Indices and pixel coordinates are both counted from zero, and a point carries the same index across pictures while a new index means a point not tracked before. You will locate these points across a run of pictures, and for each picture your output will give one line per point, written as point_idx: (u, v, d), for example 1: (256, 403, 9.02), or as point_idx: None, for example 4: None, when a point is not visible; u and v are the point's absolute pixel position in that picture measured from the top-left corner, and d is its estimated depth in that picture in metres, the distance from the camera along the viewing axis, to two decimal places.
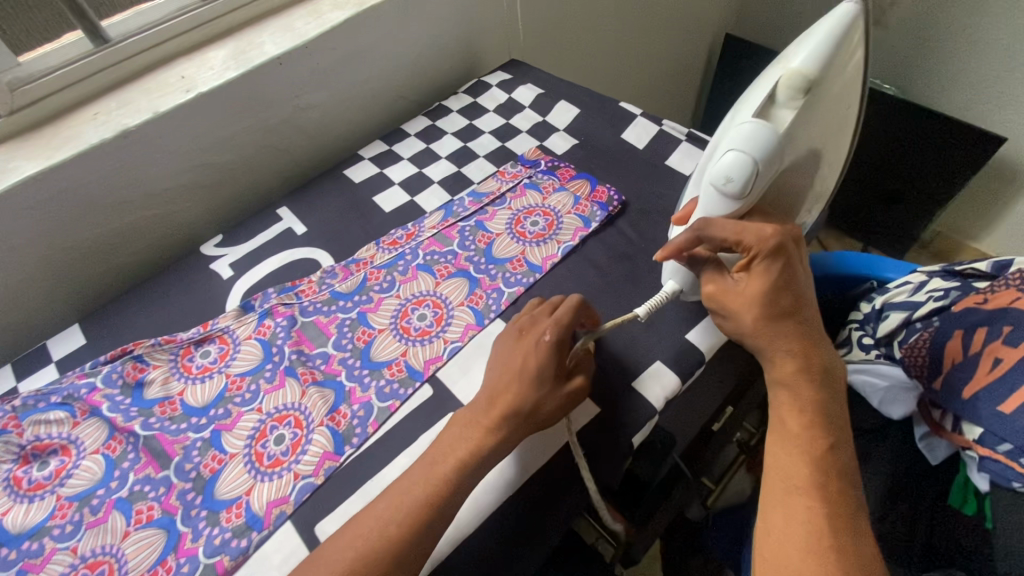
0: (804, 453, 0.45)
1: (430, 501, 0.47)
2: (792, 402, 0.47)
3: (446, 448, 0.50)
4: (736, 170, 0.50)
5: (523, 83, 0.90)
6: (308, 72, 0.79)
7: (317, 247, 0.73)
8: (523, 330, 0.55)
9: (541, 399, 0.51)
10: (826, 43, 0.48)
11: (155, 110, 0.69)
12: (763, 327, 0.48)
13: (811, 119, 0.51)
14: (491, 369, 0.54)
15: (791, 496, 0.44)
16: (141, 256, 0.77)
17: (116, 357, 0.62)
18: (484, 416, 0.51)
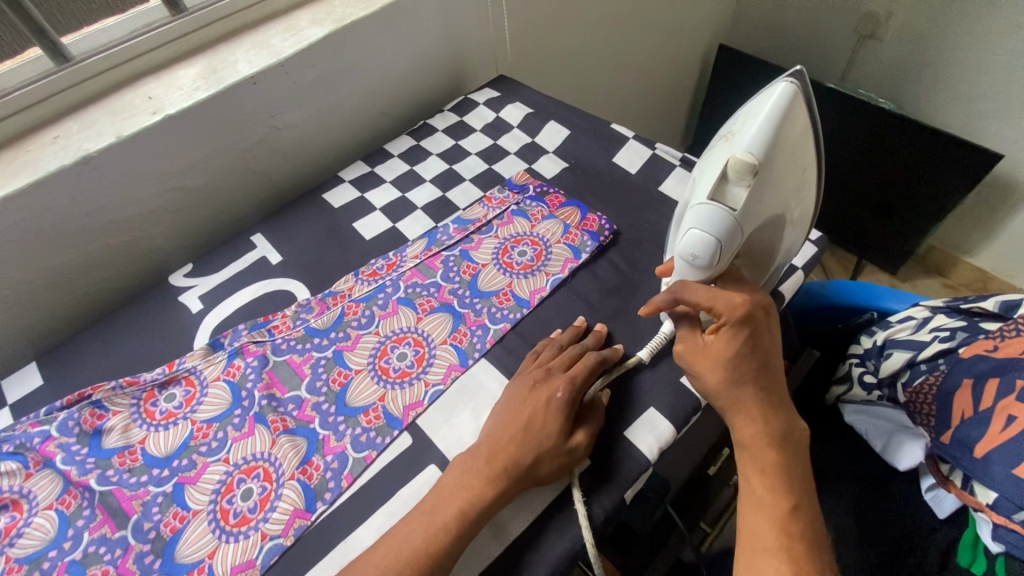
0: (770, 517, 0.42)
1: (430, 552, 0.45)
2: (754, 466, 0.44)
3: (445, 495, 0.48)
4: (702, 250, 0.43)
5: (511, 101, 0.87)
6: (284, 92, 0.75)
7: (293, 278, 0.69)
8: (534, 381, 0.54)
9: (542, 455, 0.49)
10: (770, 121, 0.40)
11: (119, 134, 0.65)
12: (726, 389, 0.46)
13: (773, 188, 0.42)
14: (497, 417, 0.52)
15: (758, 558, 0.40)
16: (107, 285, 0.73)
17: (73, 402, 0.58)
18: (484, 466, 0.49)
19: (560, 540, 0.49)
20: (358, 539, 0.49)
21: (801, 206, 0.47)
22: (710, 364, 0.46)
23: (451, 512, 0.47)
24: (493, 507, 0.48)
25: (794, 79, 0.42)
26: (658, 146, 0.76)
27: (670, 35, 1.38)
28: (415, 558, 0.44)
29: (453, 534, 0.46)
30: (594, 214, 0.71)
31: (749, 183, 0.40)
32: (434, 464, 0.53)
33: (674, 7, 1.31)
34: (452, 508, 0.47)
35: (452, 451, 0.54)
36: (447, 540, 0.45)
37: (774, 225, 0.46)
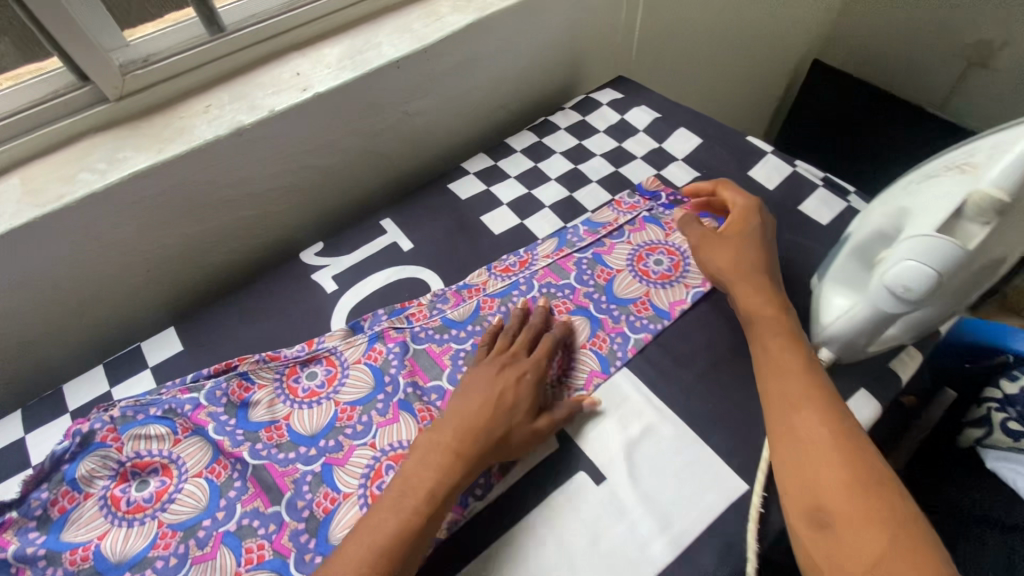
0: (818, 441, 0.45)
1: (405, 533, 0.45)
2: (778, 364, 0.51)
3: (411, 477, 0.48)
4: (918, 281, 0.42)
5: (637, 105, 0.85)
6: (422, 78, 0.75)
7: (423, 266, 0.70)
8: (505, 361, 0.55)
9: (510, 428, 0.51)
10: None
11: (271, 109, 0.65)
12: (739, 263, 0.59)
13: (1007, 231, 0.41)
14: (465, 391, 0.53)
15: (791, 416, 0.48)
16: (235, 257, 0.74)
17: (220, 372, 0.59)
18: (453, 441, 0.50)
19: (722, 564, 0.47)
20: (512, 541, 0.49)
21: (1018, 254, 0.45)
22: (731, 247, 0.60)
23: (420, 494, 0.47)
24: (463, 480, 0.49)
25: None
26: (797, 164, 0.74)
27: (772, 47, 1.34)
28: (407, 522, 0.45)
29: (426, 517, 0.46)
30: None
31: (991, 223, 0.40)
32: (583, 472, 0.53)
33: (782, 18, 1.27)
34: (425, 476, 0.48)
35: (600, 460, 0.53)
36: (424, 506, 0.46)
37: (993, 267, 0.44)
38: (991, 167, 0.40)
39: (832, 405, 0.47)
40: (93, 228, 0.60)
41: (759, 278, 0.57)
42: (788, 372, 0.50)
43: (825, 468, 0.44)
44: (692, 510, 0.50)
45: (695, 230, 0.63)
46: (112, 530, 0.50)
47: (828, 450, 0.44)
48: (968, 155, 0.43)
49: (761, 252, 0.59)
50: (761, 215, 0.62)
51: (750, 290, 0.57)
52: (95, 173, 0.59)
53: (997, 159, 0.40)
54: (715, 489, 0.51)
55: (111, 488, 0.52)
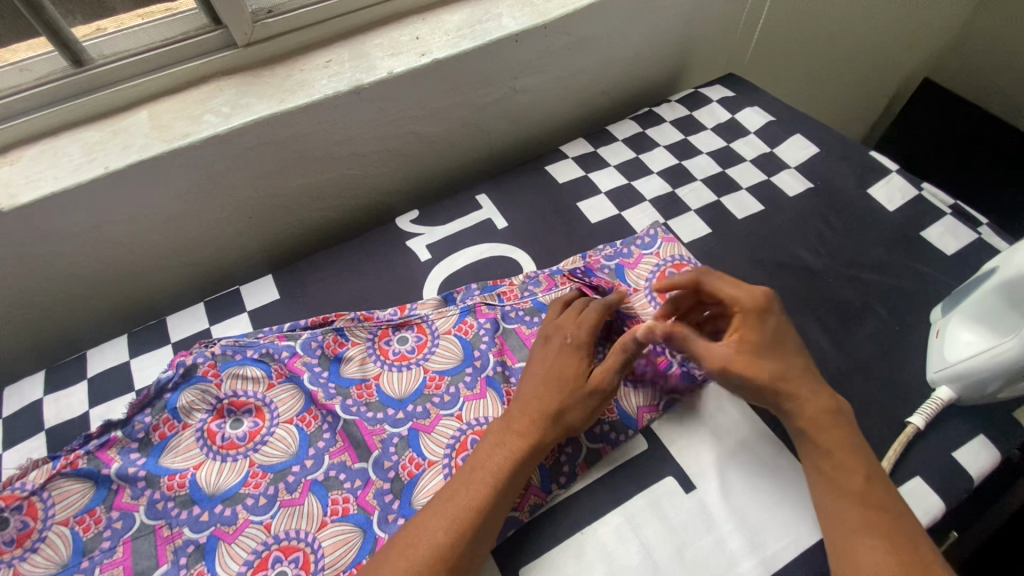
0: (870, 529, 0.43)
1: (478, 507, 0.44)
2: (832, 455, 0.46)
3: (480, 455, 0.48)
4: None
5: (749, 106, 0.82)
6: (536, 55, 0.73)
7: (517, 247, 0.69)
8: (546, 336, 0.54)
9: (566, 400, 0.50)
10: None
11: (390, 70, 0.65)
12: (780, 381, 0.48)
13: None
14: (524, 374, 0.53)
15: (838, 496, 0.45)
16: (331, 214, 0.74)
17: (317, 325, 0.60)
18: (515, 423, 0.49)
19: None
20: (596, 534, 0.48)
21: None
22: (772, 365, 0.49)
23: (491, 469, 0.46)
24: (532, 463, 0.48)
25: None
26: (924, 188, 0.69)
27: (886, 60, 1.25)
28: (457, 529, 0.43)
29: (495, 493, 0.45)
30: (845, 249, 0.65)
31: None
32: (671, 477, 0.51)
33: (903, 31, 1.19)
34: (490, 466, 0.47)
35: (689, 468, 0.51)
36: (493, 493, 0.45)
37: None
38: None
39: (886, 495, 0.44)
40: (211, 168, 0.61)
41: (804, 384, 0.49)
42: (842, 460, 0.46)
43: (879, 558, 0.41)
44: (785, 533, 0.48)
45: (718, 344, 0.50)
46: (207, 462, 0.52)
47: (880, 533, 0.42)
48: None
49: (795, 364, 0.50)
50: (762, 319, 0.50)
51: (797, 399, 0.48)
52: (219, 116, 0.60)
53: None
54: (811, 514, 0.48)
55: (208, 422, 0.54)
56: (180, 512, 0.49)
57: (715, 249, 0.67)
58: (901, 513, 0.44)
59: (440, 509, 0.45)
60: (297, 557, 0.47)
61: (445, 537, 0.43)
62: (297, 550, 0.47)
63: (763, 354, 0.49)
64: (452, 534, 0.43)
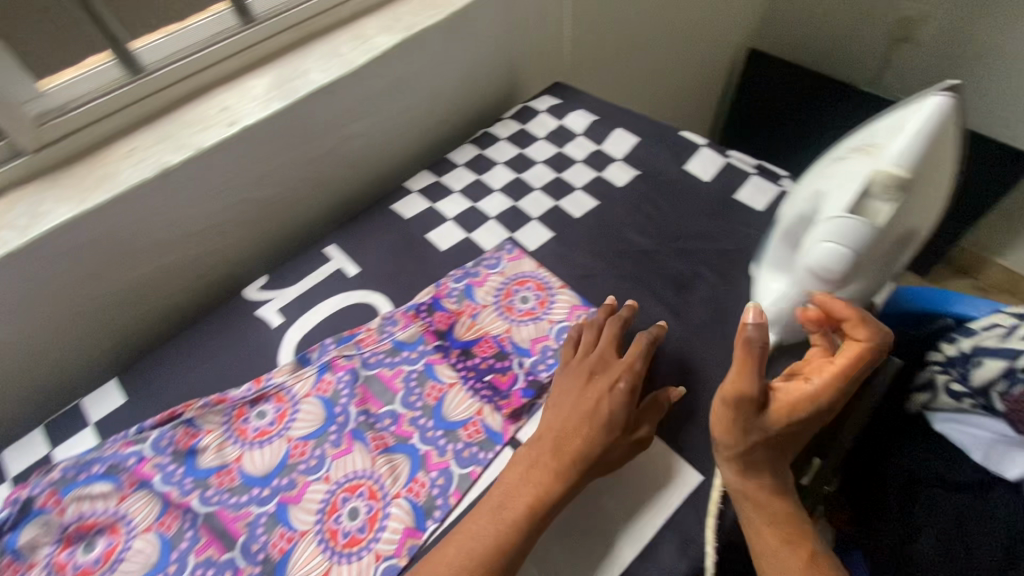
0: (783, 555, 0.45)
1: (501, 548, 0.45)
2: (766, 504, 0.46)
3: (506, 493, 0.48)
4: (835, 263, 0.44)
5: (574, 109, 0.86)
6: (354, 101, 0.75)
7: (371, 289, 0.68)
8: (591, 372, 0.54)
9: (610, 444, 0.50)
10: (919, 137, 0.41)
11: (198, 146, 0.64)
12: (753, 454, 0.46)
13: (914, 204, 0.43)
14: (555, 410, 0.52)
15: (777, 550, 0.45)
16: (176, 299, 0.72)
17: (164, 421, 0.57)
18: (549, 459, 0.49)
19: (680, 557, 0.48)
20: None
21: (932, 218, 0.47)
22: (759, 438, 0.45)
23: (519, 509, 0.47)
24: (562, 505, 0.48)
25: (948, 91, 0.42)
26: (730, 154, 0.76)
27: (711, 40, 1.36)
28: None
29: (522, 533, 0.46)
30: (672, 226, 0.70)
31: (895, 198, 0.41)
32: None
33: (717, 12, 1.30)
34: (519, 505, 0.47)
35: None
36: (517, 537, 0.46)
37: (904, 240, 0.46)
38: (891, 151, 0.41)
39: (795, 518, 0.46)
40: (20, 284, 0.58)
41: (773, 453, 0.46)
42: (771, 508, 0.46)
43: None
44: (650, 507, 0.50)
45: (736, 416, 0.45)
46: None
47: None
48: (872, 139, 0.45)
49: (784, 441, 0.46)
50: (807, 393, 0.45)
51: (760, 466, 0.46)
52: (15, 230, 0.57)
53: (896, 143, 0.41)
54: (671, 481, 0.52)
55: (55, 555, 0.50)
56: None
57: (560, 250, 0.70)
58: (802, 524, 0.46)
59: (462, 545, 0.45)
60: None
61: None
62: None
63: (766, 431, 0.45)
64: None
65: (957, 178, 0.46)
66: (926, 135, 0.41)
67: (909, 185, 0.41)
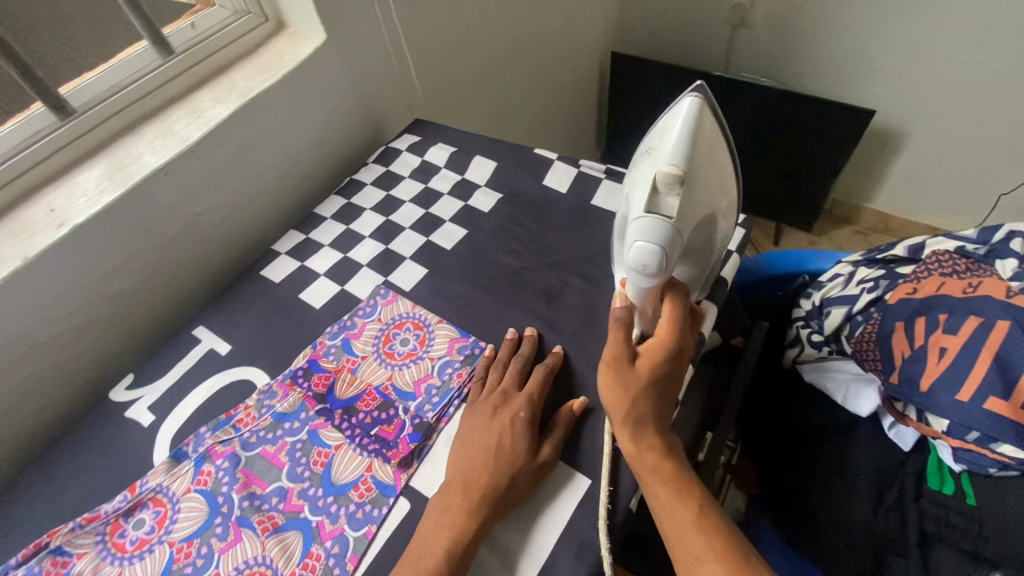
0: (678, 509, 0.45)
1: None
2: (655, 461, 0.47)
3: (428, 539, 0.48)
4: (650, 258, 0.48)
5: (434, 144, 0.88)
6: (199, 176, 0.73)
7: (248, 364, 0.66)
8: (495, 408, 0.56)
9: (516, 473, 0.51)
10: (682, 136, 0.48)
11: (25, 255, 0.60)
12: (636, 411, 0.48)
13: (696, 194, 0.49)
14: (464, 448, 0.53)
15: (672, 505, 0.45)
16: (36, 419, 0.67)
17: (29, 556, 0.53)
18: (461, 498, 0.50)
19: (579, 565, 0.48)
20: None
21: (721, 201, 0.54)
22: (638, 396, 0.49)
23: (439, 553, 0.47)
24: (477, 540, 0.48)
25: (697, 93, 0.51)
26: (582, 163, 0.80)
27: (572, 51, 1.43)
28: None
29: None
30: (537, 242, 0.73)
31: (679, 191, 0.47)
32: None
33: (570, 25, 1.37)
34: (438, 550, 0.47)
35: None
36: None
37: (706, 223, 0.53)
38: (666, 152, 0.48)
39: (682, 472, 0.47)
40: None
41: (655, 409, 0.49)
42: (659, 463, 0.47)
43: (693, 535, 0.44)
44: (545, 523, 0.51)
45: (615, 378, 0.50)
46: None
47: (707, 535, 0.44)
48: (651, 145, 0.52)
49: (661, 399, 0.50)
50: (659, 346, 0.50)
51: (644, 423, 0.48)
52: None
53: (667, 145, 0.48)
54: (562, 492, 0.53)
55: None
56: None
57: (435, 285, 0.71)
58: (694, 480, 0.47)
59: None
60: None
61: None
62: None
63: (642, 386, 0.49)
64: None
65: (729, 169, 0.55)
66: (686, 133, 0.48)
67: (687, 179, 0.47)
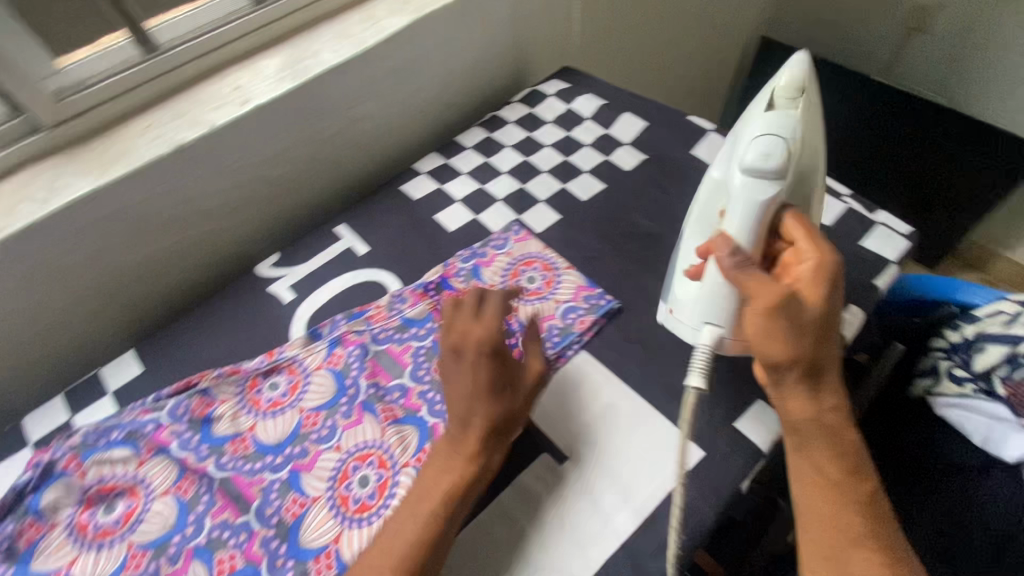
0: (836, 488, 0.43)
1: (425, 538, 0.45)
2: (815, 432, 0.44)
3: (427, 484, 0.48)
4: (774, 147, 0.48)
5: (583, 94, 0.87)
6: (364, 82, 0.75)
7: (381, 268, 0.70)
8: (456, 349, 0.50)
9: (511, 409, 0.50)
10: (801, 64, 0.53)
11: (212, 124, 0.65)
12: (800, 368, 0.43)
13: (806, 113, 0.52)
14: (452, 381, 0.50)
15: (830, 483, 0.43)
16: (189, 275, 0.73)
17: (181, 390, 0.59)
18: (472, 443, 0.49)
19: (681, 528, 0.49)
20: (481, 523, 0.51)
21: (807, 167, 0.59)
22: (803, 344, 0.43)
23: (442, 498, 0.47)
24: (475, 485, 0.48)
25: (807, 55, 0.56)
26: None
27: (723, 28, 1.35)
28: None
29: (446, 520, 0.46)
30: (678, 211, 0.71)
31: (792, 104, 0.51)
32: (545, 453, 0.54)
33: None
34: (437, 495, 0.47)
35: (562, 441, 0.55)
36: (444, 524, 0.46)
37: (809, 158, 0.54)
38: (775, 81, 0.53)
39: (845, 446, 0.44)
40: (39, 258, 0.60)
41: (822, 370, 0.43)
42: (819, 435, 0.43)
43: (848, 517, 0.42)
44: (651, 481, 0.52)
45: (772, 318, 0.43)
46: (81, 556, 0.50)
47: (862, 521, 0.42)
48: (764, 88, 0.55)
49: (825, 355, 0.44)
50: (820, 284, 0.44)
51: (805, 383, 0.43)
52: (36, 203, 0.58)
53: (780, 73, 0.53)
54: (674, 457, 0.53)
55: (78, 515, 0.52)
56: None
57: (567, 232, 0.71)
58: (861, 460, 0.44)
59: (391, 539, 0.45)
60: None
61: None
62: None
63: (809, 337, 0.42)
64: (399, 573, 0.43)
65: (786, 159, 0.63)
66: (800, 63, 0.53)
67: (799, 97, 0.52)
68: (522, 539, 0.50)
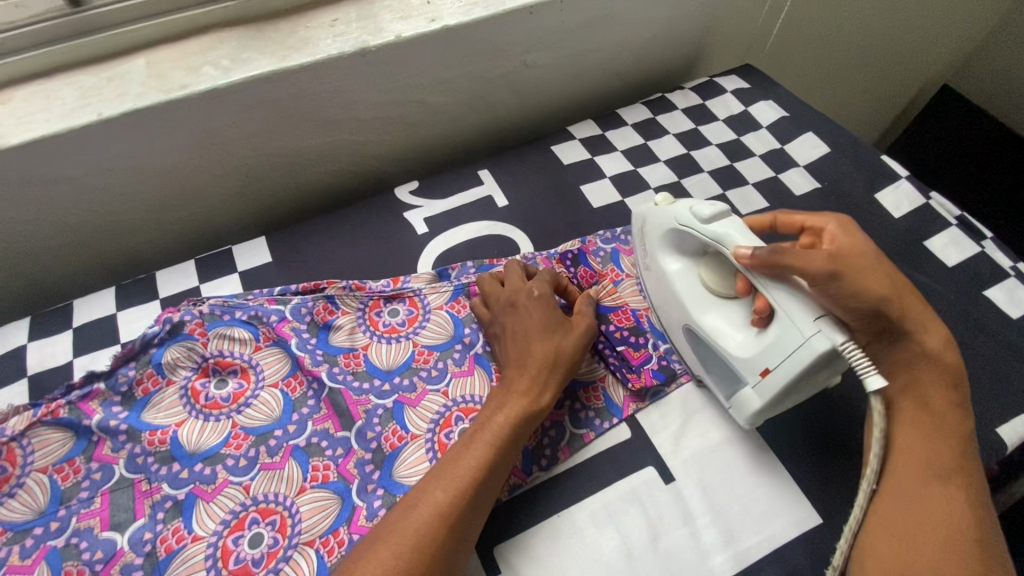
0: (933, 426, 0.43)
1: (481, 465, 0.44)
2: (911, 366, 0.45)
3: (485, 415, 0.47)
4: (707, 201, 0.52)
5: (764, 100, 0.80)
6: (549, 29, 0.71)
7: (517, 226, 0.67)
8: (512, 302, 0.54)
9: (562, 345, 0.51)
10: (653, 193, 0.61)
11: (398, 34, 0.63)
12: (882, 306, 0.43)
13: None
14: (516, 331, 0.52)
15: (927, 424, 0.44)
16: (327, 178, 0.73)
17: (307, 291, 0.59)
18: (522, 377, 0.49)
19: None
20: (573, 518, 0.49)
21: None
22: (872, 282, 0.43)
23: (492, 429, 0.46)
24: (535, 418, 0.48)
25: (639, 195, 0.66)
26: (931, 196, 0.69)
27: (911, 64, 1.22)
28: (440, 509, 0.41)
29: (504, 449, 0.45)
30: None
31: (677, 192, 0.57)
32: (651, 466, 0.51)
33: (932, 35, 1.15)
34: (494, 423, 0.46)
35: (670, 460, 0.51)
36: (498, 454, 0.45)
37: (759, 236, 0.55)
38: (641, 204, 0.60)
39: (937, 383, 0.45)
40: (207, 125, 0.60)
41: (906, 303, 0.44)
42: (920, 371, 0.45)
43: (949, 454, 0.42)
44: (758, 530, 0.48)
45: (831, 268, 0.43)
46: (189, 420, 0.51)
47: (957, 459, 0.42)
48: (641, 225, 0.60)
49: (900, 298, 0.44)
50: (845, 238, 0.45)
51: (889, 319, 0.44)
52: (218, 70, 0.58)
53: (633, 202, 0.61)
54: (788, 514, 0.49)
55: (192, 381, 0.53)
56: (159, 468, 0.49)
57: None
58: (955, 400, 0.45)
59: (452, 464, 0.44)
60: (274, 519, 0.47)
61: (445, 496, 0.42)
62: (274, 513, 0.47)
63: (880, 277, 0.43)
64: (449, 492, 0.42)
65: None
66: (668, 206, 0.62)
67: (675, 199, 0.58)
68: (613, 548, 0.47)
